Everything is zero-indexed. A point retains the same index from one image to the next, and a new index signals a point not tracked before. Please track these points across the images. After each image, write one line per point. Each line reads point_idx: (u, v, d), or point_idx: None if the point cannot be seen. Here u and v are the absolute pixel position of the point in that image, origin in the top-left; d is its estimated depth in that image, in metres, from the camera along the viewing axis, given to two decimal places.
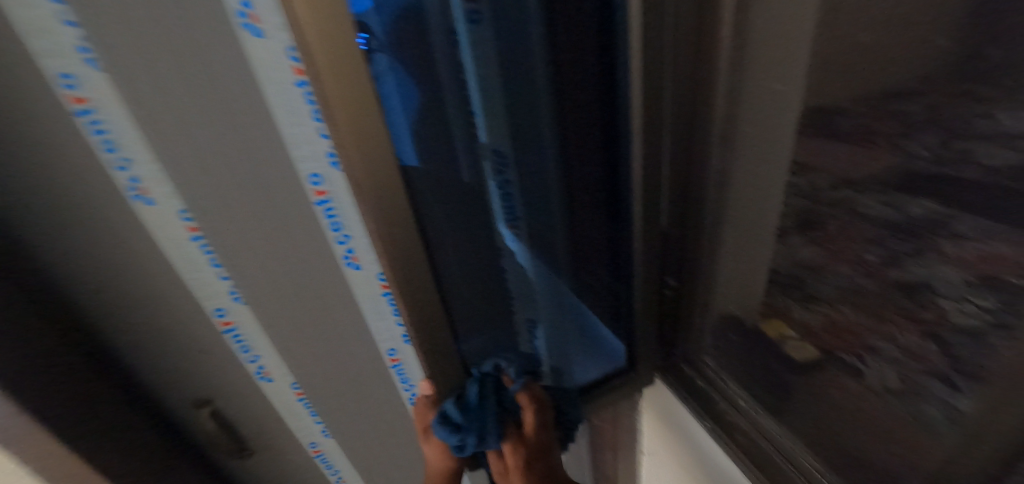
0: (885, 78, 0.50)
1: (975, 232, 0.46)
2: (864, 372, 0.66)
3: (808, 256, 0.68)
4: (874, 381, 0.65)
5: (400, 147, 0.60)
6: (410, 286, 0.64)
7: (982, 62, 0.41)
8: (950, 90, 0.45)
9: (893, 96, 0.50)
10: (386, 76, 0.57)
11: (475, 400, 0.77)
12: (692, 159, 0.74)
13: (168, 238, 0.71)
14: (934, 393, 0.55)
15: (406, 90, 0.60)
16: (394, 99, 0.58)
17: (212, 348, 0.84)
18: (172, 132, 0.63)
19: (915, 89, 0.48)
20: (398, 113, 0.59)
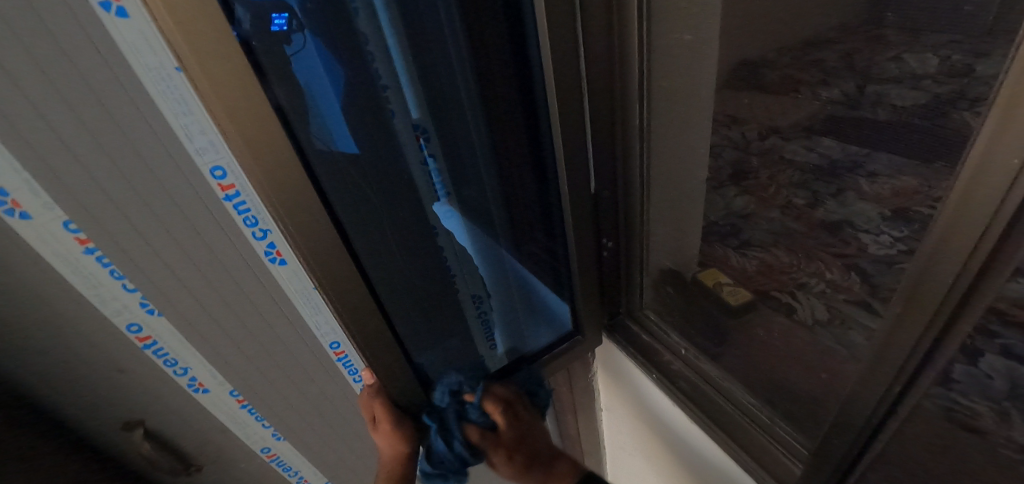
0: (807, 27, 0.55)
1: (887, 168, 0.52)
2: (795, 306, 0.73)
3: (742, 206, 0.76)
4: (807, 314, 0.71)
5: (331, 133, 0.60)
6: (335, 281, 0.59)
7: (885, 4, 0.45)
8: (858, 36, 0.49)
9: (811, 46, 0.55)
10: (304, 54, 0.54)
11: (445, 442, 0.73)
12: (616, 116, 0.72)
13: (58, 254, 0.64)
14: (858, 320, 0.59)
15: (334, 70, 0.58)
16: (315, 78, 0.57)
17: (132, 365, 0.78)
18: (37, 133, 0.55)
19: (829, 38, 0.53)
20: (330, 92, 0.59)
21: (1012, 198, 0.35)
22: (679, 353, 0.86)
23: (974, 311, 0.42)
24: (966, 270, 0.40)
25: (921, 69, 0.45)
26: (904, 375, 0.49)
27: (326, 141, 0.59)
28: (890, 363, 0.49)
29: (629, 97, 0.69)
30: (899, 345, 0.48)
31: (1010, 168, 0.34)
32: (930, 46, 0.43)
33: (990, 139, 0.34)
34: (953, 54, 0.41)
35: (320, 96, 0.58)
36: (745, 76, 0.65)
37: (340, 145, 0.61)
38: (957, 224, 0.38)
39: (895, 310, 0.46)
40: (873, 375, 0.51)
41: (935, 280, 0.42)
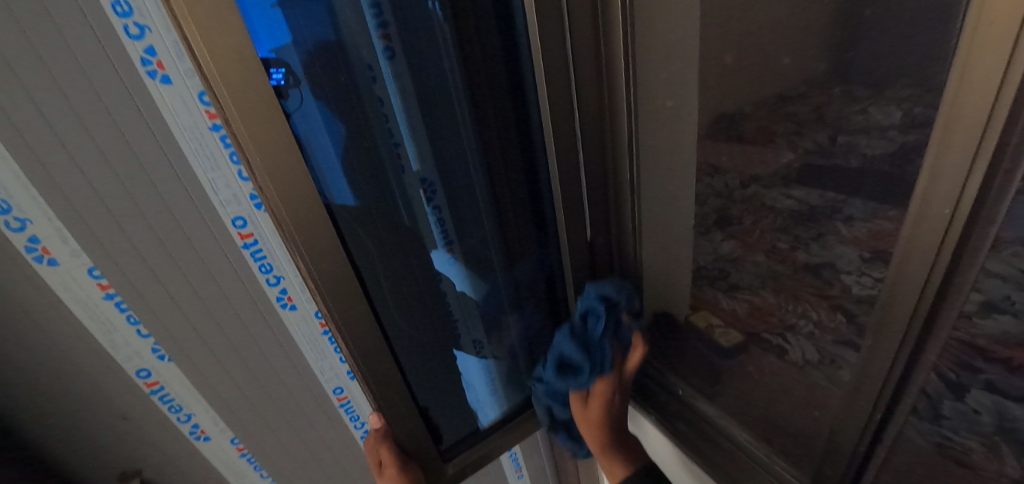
0: (774, 83, 0.61)
1: (863, 213, 0.55)
2: (788, 347, 0.75)
3: (729, 250, 0.78)
4: (797, 355, 0.73)
5: (329, 188, 0.63)
6: (349, 323, 0.62)
7: (848, 66, 0.52)
8: (825, 93, 0.55)
9: (782, 102, 0.61)
10: (303, 110, 0.59)
11: (593, 339, 0.74)
12: (609, 170, 0.79)
13: (78, 299, 0.67)
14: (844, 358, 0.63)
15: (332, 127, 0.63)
16: (315, 133, 0.61)
17: (137, 411, 0.78)
18: (74, 188, 0.60)
19: (794, 94, 0.59)
20: (327, 147, 0.63)
21: (949, 239, 0.40)
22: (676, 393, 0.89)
23: (936, 339, 0.46)
24: (921, 304, 0.45)
25: (886, 120, 0.49)
26: (883, 403, 0.52)
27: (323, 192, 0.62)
28: (868, 392, 0.53)
29: (619, 152, 0.77)
30: (874, 375, 0.51)
31: (942, 215, 0.40)
32: (892, 99, 0.48)
33: (926, 191, 0.40)
34: (914, 106, 0.46)
35: (316, 148, 0.61)
36: (723, 132, 0.70)
37: (337, 199, 0.64)
38: (908, 262, 0.44)
39: (868, 343, 0.51)
40: (855, 404, 0.55)
41: (897, 313, 0.47)
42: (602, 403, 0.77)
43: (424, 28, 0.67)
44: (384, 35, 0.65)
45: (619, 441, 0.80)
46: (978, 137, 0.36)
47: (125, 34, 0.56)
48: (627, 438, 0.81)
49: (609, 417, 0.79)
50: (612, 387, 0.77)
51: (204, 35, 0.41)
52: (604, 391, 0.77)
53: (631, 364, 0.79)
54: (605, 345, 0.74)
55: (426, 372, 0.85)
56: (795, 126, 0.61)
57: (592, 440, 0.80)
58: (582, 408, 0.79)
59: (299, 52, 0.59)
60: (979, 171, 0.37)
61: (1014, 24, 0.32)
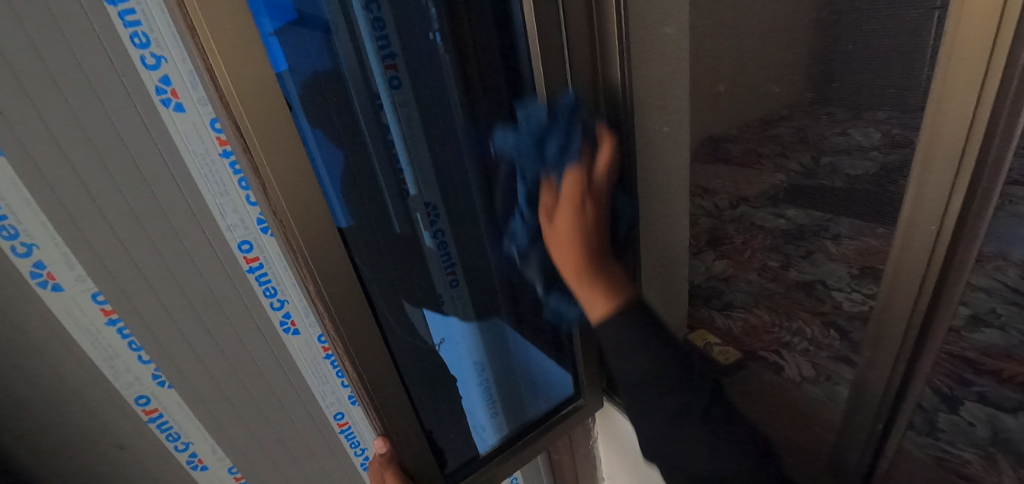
0: (753, 109, 0.64)
1: (851, 230, 0.57)
2: (784, 364, 0.75)
3: (721, 268, 0.80)
4: (794, 371, 0.73)
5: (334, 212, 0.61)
6: (356, 348, 0.62)
7: (824, 98, 0.55)
8: (804, 114, 0.57)
9: (763, 125, 0.63)
10: (309, 139, 0.59)
11: (545, 127, 0.62)
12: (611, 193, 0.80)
13: (80, 326, 0.67)
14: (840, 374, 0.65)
15: (330, 153, 0.63)
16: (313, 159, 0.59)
17: (133, 440, 0.77)
18: (83, 214, 0.60)
19: (771, 118, 0.62)
20: (323, 175, 0.61)
21: (937, 255, 0.43)
22: None
23: (931, 354, 0.48)
24: (914, 318, 0.47)
25: (865, 141, 0.51)
26: (883, 415, 0.54)
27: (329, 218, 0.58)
28: (869, 401, 0.55)
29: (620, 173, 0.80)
30: (874, 387, 0.53)
31: (929, 233, 0.42)
32: (870, 121, 0.50)
33: (912, 209, 0.43)
34: (894, 127, 0.47)
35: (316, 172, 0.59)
36: (708, 152, 0.73)
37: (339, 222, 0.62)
38: (898, 277, 0.46)
39: (866, 355, 0.53)
40: (857, 414, 0.57)
41: (893, 326, 0.49)
42: (569, 214, 0.63)
43: (430, 59, 0.70)
44: (390, 65, 0.68)
45: (603, 273, 0.64)
46: (958, 160, 0.39)
47: (143, 64, 0.58)
48: (610, 268, 0.65)
49: (584, 225, 0.64)
50: (581, 188, 0.62)
51: (229, 67, 0.43)
52: (574, 192, 0.62)
53: (601, 170, 0.64)
54: (558, 139, 0.62)
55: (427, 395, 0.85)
56: (779, 148, 0.63)
57: (565, 258, 0.65)
58: (553, 228, 0.65)
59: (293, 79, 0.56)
60: (961, 190, 0.39)
61: (983, 55, 0.35)
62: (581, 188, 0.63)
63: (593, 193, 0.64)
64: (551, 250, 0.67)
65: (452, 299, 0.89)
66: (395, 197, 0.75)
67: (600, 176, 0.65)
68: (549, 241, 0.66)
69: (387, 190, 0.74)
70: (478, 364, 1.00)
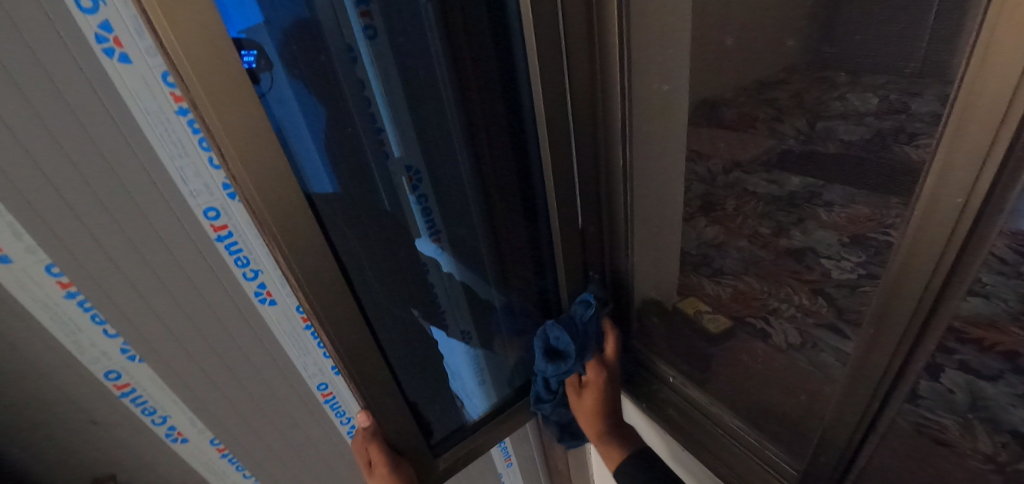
0: None
1: (840, 197, 0.61)
2: (770, 331, 0.80)
3: (712, 235, 0.85)
4: (779, 338, 0.79)
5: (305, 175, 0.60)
6: (332, 321, 0.59)
7: None
8: None
9: (765, 85, 0.64)
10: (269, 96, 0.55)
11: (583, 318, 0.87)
12: (599, 164, 0.79)
13: (36, 299, 0.62)
14: (825, 340, 0.68)
15: (311, 115, 0.60)
16: (291, 119, 0.58)
17: (107, 415, 0.74)
18: (24, 180, 0.55)
19: None
20: (303, 134, 0.59)
21: (959, 231, 0.40)
22: (668, 380, 0.92)
23: (936, 329, 0.46)
24: (926, 295, 0.44)
25: (863, 106, 0.53)
26: (881, 392, 0.53)
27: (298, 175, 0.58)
28: (868, 380, 0.53)
29: (613, 146, 0.76)
30: (875, 361, 0.51)
31: (955, 206, 0.39)
32: (868, 85, 0.52)
33: (937, 184, 0.39)
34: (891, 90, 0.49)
35: (291, 134, 0.58)
36: (704, 117, 0.75)
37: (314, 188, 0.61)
38: (917, 252, 0.43)
39: (868, 334, 0.51)
40: (854, 391, 0.55)
41: (901, 300, 0.46)
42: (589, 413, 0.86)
43: (408, 5, 0.63)
44: (365, 11, 0.61)
45: (615, 430, 0.87)
46: (999, 124, 0.35)
47: (78, 6, 0.51)
48: (624, 431, 0.87)
49: (598, 412, 0.86)
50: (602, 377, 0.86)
51: (167, 11, 0.37)
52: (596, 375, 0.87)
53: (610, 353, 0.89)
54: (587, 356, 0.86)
55: (416, 361, 0.85)
56: (774, 112, 0.65)
57: (589, 429, 0.87)
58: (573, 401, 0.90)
59: (273, 33, 0.54)
60: (994, 160, 0.36)
61: None
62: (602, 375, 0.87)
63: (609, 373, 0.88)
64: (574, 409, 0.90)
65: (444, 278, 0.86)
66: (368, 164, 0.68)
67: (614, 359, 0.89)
68: (579, 413, 0.88)
69: (370, 150, 0.68)
70: (469, 346, 0.95)
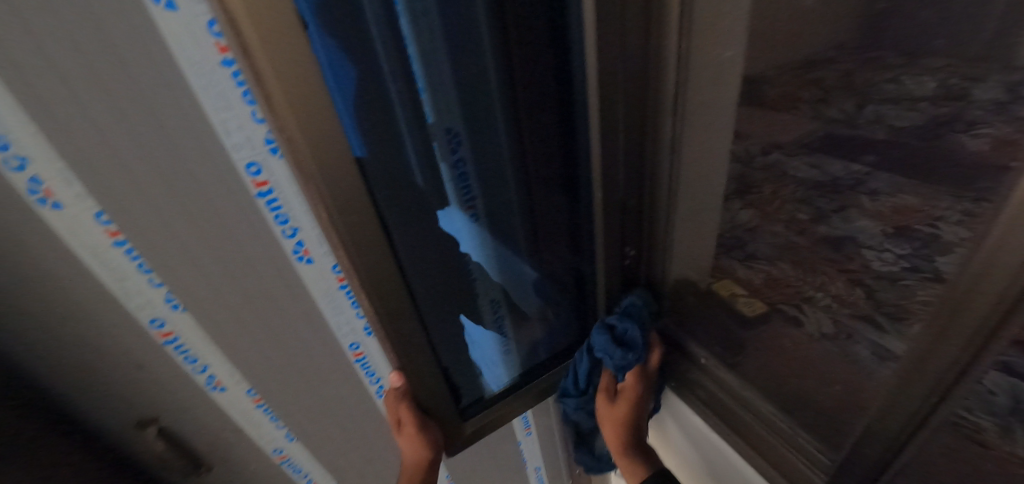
0: None
1: (887, 187, 0.64)
2: (803, 319, 0.84)
3: (746, 219, 0.86)
4: (813, 327, 0.83)
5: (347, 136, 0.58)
6: (376, 280, 0.59)
7: None
8: None
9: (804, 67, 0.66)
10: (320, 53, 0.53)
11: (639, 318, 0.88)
12: (645, 138, 0.75)
13: (86, 246, 0.64)
14: (866, 335, 0.71)
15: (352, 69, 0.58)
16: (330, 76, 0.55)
17: (151, 362, 0.77)
18: (77, 127, 0.55)
19: None
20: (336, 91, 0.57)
21: None
22: (698, 362, 0.90)
23: (1016, 323, 0.43)
24: (1015, 285, 0.41)
25: (919, 90, 0.55)
26: (942, 386, 0.51)
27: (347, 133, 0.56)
28: (929, 374, 0.51)
29: (662, 118, 0.73)
30: (940, 354, 0.49)
31: None
32: (926, 68, 0.54)
33: None
34: (952, 76, 0.52)
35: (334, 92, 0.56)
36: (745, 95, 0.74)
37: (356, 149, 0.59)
38: (1008, 243, 0.40)
39: (937, 324, 0.48)
40: (912, 383, 0.53)
41: (982, 291, 0.44)
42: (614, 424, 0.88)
43: None
44: None
45: (639, 443, 0.88)
46: None
47: None
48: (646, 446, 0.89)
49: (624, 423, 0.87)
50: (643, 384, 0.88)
51: None
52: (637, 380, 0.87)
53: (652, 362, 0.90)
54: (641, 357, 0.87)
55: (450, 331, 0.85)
56: (819, 94, 0.66)
57: (612, 439, 0.88)
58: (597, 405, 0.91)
59: None
60: None
61: None
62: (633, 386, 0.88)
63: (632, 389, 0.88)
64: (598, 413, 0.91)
65: (477, 254, 0.86)
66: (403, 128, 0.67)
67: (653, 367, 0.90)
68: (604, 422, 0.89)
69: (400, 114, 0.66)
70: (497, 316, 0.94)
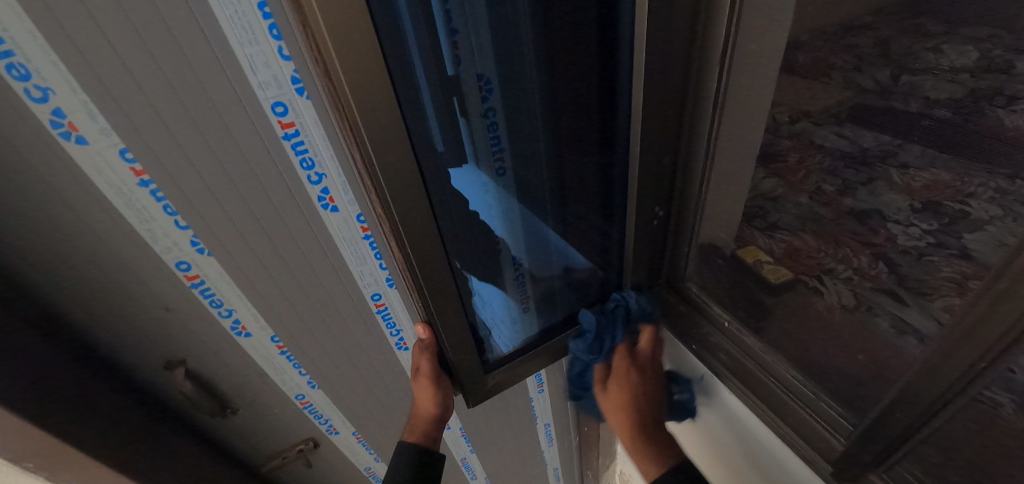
0: None
1: (914, 158, 0.76)
2: (823, 287, 0.89)
3: (769, 188, 0.94)
4: (832, 296, 0.87)
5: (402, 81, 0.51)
6: (408, 228, 0.57)
7: None
8: None
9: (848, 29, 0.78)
10: None
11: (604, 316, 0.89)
12: (687, 91, 0.71)
13: (112, 185, 0.63)
14: (887, 306, 0.77)
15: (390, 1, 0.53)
16: None
17: (178, 305, 0.77)
18: (98, 56, 0.53)
19: None
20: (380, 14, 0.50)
21: None
22: (720, 324, 0.88)
23: None
24: None
25: (959, 61, 0.66)
26: (990, 355, 0.48)
27: (400, 71, 0.51)
28: (975, 344, 0.49)
29: (708, 68, 0.68)
30: (993, 322, 0.47)
31: None
32: (969, 37, 0.65)
33: None
34: (995, 48, 0.62)
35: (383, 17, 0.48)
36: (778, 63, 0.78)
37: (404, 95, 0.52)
38: None
39: (992, 290, 0.46)
40: (956, 352, 0.51)
41: None
42: (622, 397, 0.89)
43: None
44: None
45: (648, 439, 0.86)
46: None
47: None
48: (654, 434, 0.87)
49: (629, 398, 0.89)
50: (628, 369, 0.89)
51: None
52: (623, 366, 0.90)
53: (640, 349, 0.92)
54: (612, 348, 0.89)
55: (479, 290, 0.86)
56: (854, 61, 0.79)
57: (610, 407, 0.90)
58: (602, 400, 0.92)
59: None
60: None
61: None
62: (631, 364, 0.90)
63: (639, 365, 0.91)
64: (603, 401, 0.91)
65: (501, 210, 0.85)
66: (431, 72, 0.63)
67: (642, 357, 0.92)
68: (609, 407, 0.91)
69: (428, 58, 0.62)
70: (518, 268, 0.96)
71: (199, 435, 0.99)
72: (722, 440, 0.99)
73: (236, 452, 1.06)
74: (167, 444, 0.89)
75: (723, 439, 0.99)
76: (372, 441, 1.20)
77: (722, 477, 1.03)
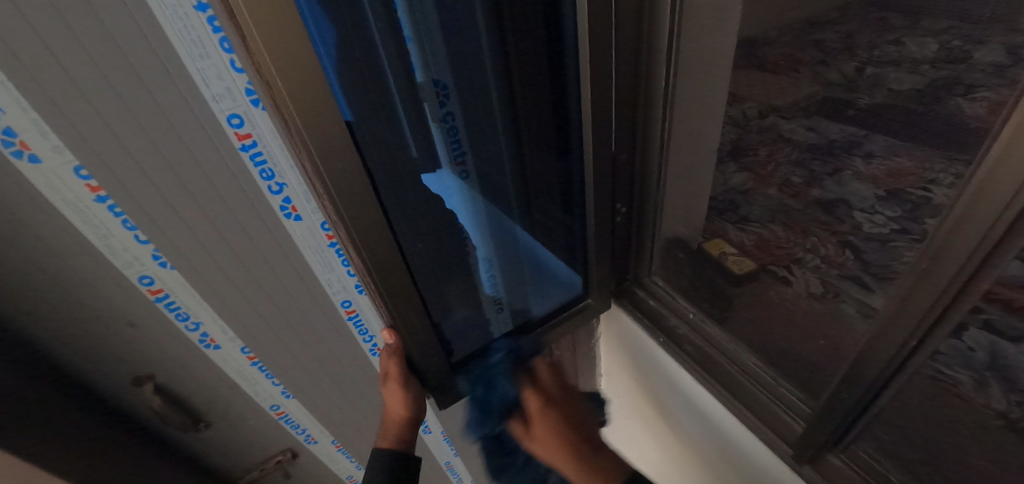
0: None
1: (880, 148, 0.69)
2: (792, 278, 0.88)
3: (739, 181, 0.94)
4: (801, 285, 0.86)
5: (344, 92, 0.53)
6: (363, 233, 0.58)
7: None
8: None
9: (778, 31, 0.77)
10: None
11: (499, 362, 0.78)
12: (638, 91, 0.74)
13: (68, 201, 0.63)
14: (851, 294, 0.75)
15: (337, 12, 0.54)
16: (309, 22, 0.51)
17: (145, 319, 0.77)
18: (47, 74, 0.53)
19: None
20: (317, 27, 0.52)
21: None
22: (685, 317, 0.93)
23: (994, 268, 0.43)
24: (996, 227, 0.41)
25: (921, 52, 0.60)
26: (921, 329, 0.51)
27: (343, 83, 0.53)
28: (906, 319, 0.52)
29: (655, 67, 0.71)
30: (920, 299, 0.49)
31: None
32: (928, 30, 0.58)
33: None
34: (952, 39, 0.56)
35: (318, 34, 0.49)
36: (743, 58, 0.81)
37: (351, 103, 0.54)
38: (997, 182, 0.39)
39: (916, 268, 0.48)
40: (890, 329, 0.53)
41: (965, 233, 0.43)
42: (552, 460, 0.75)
43: None
44: None
45: None
46: None
47: None
48: None
49: (568, 443, 0.67)
50: (548, 409, 0.71)
51: None
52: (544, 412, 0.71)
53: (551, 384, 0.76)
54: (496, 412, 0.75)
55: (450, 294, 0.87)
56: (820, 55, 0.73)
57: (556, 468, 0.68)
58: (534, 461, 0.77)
59: None
60: None
61: None
62: (550, 405, 0.72)
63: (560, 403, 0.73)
64: (539, 453, 0.69)
65: (467, 212, 0.84)
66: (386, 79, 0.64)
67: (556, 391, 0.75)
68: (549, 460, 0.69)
69: (385, 66, 0.63)
70: (489, 272, 0.94)
71: (172, 450, 0.98)
72: (701, 441, 0.98)
73: (212, 466, 1.05)
74: (138, 460, 0.88)
75: (696, 435, 0.99)
76: (352, 448, 1.20)
77: (700, 470, 1.04)
